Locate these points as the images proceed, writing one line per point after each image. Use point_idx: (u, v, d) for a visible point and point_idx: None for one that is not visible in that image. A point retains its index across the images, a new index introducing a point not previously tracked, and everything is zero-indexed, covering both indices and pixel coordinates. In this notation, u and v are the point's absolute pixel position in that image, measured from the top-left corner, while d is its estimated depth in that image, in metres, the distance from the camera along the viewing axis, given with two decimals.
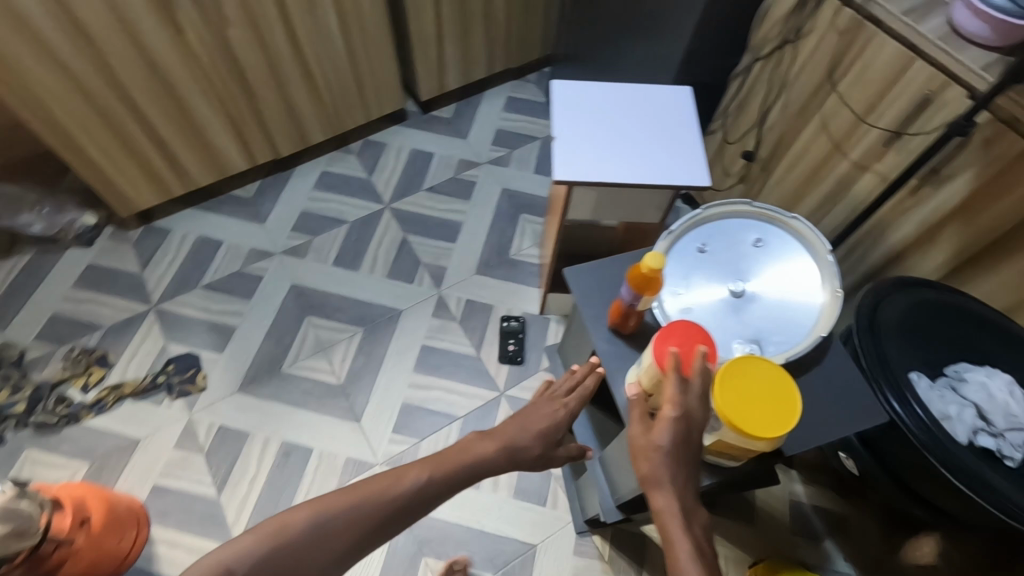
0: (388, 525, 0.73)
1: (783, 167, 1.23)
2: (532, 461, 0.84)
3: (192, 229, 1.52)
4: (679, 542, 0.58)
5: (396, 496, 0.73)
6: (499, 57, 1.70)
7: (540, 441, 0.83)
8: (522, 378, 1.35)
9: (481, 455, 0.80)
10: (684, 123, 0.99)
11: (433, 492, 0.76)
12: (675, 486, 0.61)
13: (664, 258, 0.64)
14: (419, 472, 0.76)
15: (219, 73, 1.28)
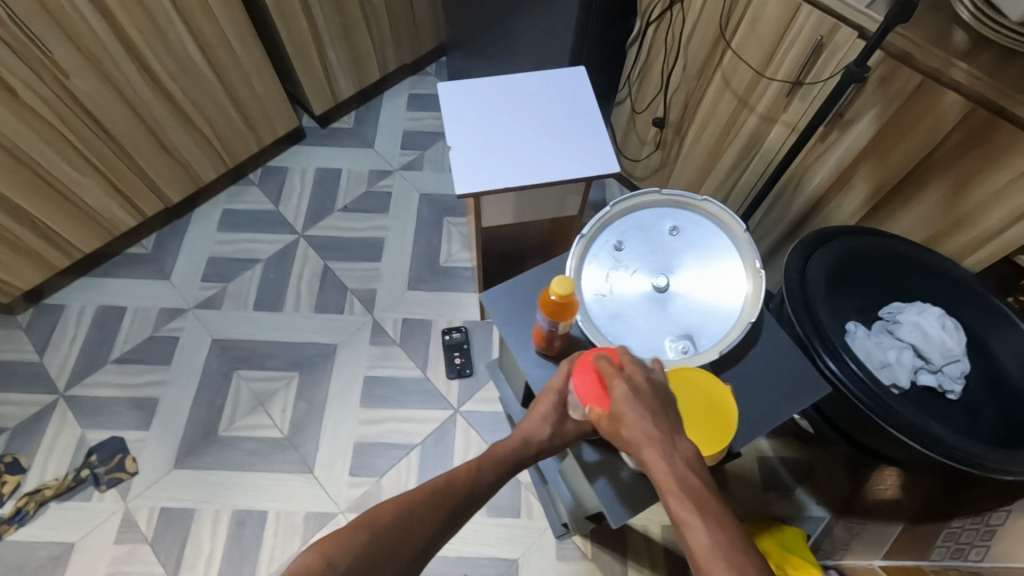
0: (452, 528, 0.61)
1: (695, 129, 1.20)
2: (553, 444, 0.66)
3: (89, 299, 1.38)
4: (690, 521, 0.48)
5: (461, 489, 0.62)
6: (391, 54, 1.60)
7: (547, 419, 0.66)
8: (475, 390, 1.30)
9: (502, 444, 0.67)
10: (585, 108, 0.93)
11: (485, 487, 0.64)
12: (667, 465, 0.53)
13: (571, 281, 0.59)
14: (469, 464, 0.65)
15: (75, 129, 1.14)
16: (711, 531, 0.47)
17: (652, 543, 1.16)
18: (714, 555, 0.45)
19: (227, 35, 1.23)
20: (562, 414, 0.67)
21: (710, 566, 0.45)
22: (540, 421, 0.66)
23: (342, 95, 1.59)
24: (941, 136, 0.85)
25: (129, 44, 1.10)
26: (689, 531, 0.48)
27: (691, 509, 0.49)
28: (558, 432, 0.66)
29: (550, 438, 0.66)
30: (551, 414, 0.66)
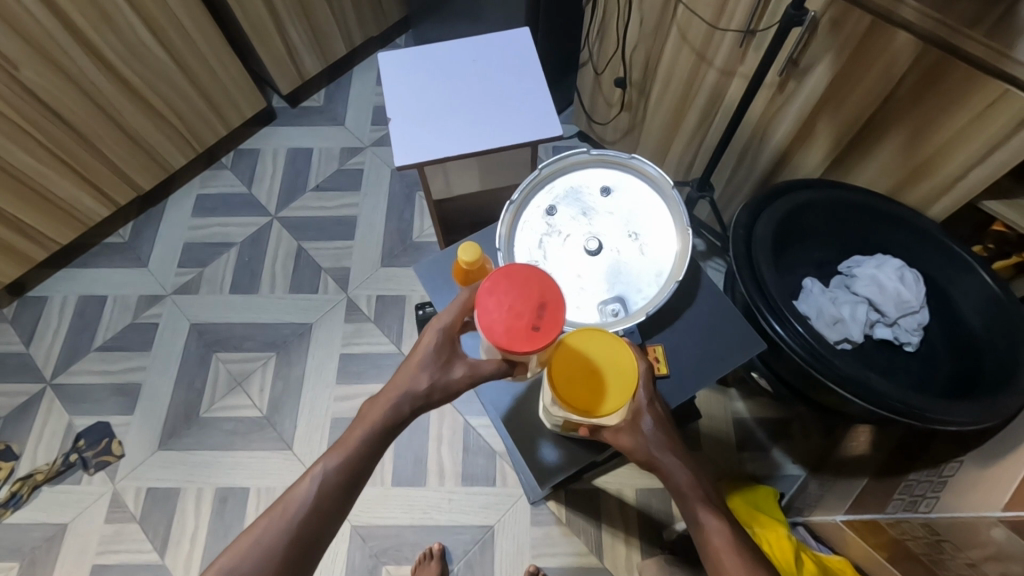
0: (327, 534, 0.54)
1: (658, 87, 1.16)
2: (437, 396, 0.59)
3: (71, 290, 1.41)
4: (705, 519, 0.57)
5: (326, 488, 0.54)
6: (354, 26, 1.57)
7: (427, 367, 0.59)
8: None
9: (374, 407, 0.58)
10: (528, 71, 0.91)
11: (355, 471, 0.56)
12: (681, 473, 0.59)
13: (477, 248, 0.62)
14: (320, 463, 0.55)
15: (30, 121, 1.14)
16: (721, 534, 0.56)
17: (626, 506, 1.17)
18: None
19: (176, 14, 1.21)
20: (445, 358, 0.59)
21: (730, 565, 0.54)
22: (414, 370, 0.59)
23: (309, 72, 1.57)
24: (895, 82, 0.82)
25: (74, 30, 1.10)
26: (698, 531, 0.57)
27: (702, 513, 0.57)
28: (440, 381, 0.59)
29: (427, 391, 0.58)
30: (430, 363, 0.59)
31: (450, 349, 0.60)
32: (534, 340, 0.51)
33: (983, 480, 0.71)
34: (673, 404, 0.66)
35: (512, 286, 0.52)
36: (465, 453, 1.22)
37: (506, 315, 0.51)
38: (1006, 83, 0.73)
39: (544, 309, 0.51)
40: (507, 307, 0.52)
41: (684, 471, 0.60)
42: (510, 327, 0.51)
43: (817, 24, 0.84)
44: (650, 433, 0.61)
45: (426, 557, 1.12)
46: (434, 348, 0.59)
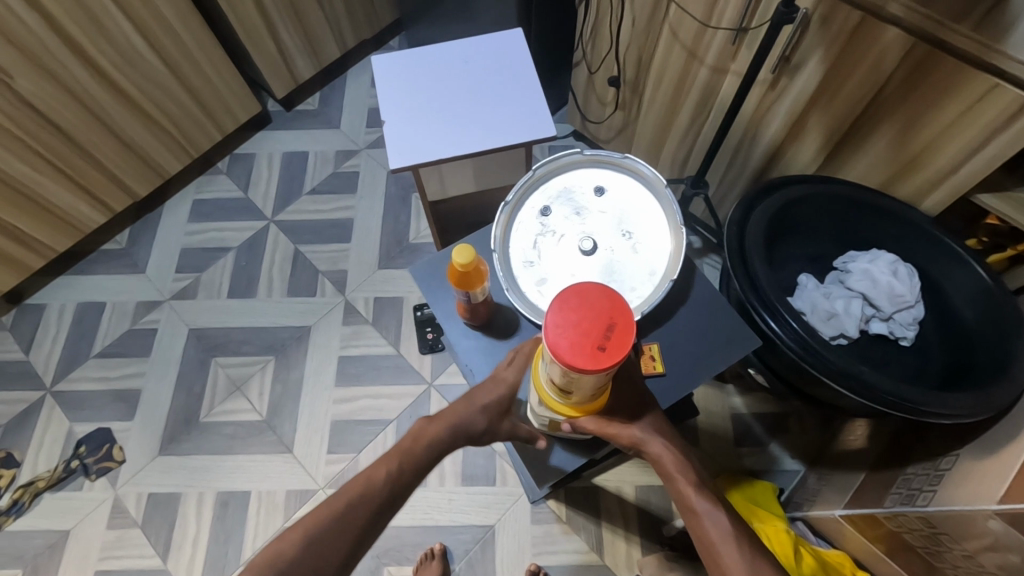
0: (385, 523, 0.58)
1: (650, 85, 1.17)
2: (488, 438, 0.66)
3: (69, 298, 1.41)
4: (695, 499, 0.57)
5: (386, 493, 0.58)
6: (347, 29, 1.57)
7: (486, 410, 0.66)
8: (447, 365, 1.31)
9: (435, 427, 0.63)
10: (520, 71, 0.91)
11: (411, 482, 0.60)
12: (669, 455, 0.60)
13: (470, 251, 0.64)
14: (391, 462, 0.59)
15: (25, 129, 1.14)
16: (710, 514, 0.55)
17: (625, 503, 1.18)
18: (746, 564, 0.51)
19: (169, 20, 1.21)
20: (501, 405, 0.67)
21: (724, 546, 0.52)
22: (477, 410, 0.66)
23: (303, 76, 1.57)
24: (884, 77, 0.82)
25: (67, 38, 1.10)
26: (692, 517, 0.56)
27: (694, 498, 0.57)
28: (495, 423, 0.66)
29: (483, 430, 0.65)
30: (491, 407, 0.66)
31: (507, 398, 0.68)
32: (599, 361, 0.46)
33: (977, 472, 0.72)
34: (667, 402, 0.67)
35: (578, 297, 0.47)
36: (464, 453, 1.23)
37: (571, 331, 0.47)
38: (995, 77, 0.73)
39: (614, 330, 0.46)
40: (572, 323, 0.47)
41: (672, 456, 0.60)
42: (574, 344, 0.47)
43: (807, 21, 0.84)
44: (641, 421, 0.62)
45: (428, 556, 1.13)
46: (498, 396, 0.67)
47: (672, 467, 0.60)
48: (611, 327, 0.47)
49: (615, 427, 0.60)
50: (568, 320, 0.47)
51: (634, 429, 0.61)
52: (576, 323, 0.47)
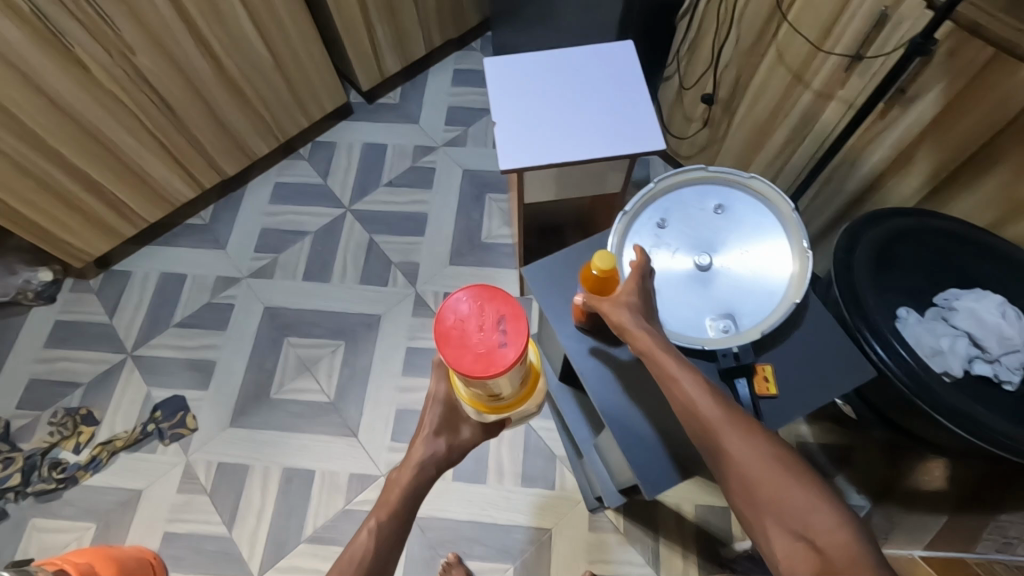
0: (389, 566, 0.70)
1: (747, 104, 1.16)
2: (450, 455, 0.79)
3: (153, 267, 1.47)
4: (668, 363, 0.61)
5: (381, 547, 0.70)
6: (435, 28, 1.61)
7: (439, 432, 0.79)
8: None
9: (401, 477, 0.77)
10: (630, 84, 0.93)
11: (395, 529, 0.72)
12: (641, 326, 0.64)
13: (610, 256, 0.66)
14: (375, 518, 0.73)
15: (139, 105, 1.19)
16: (685, 376, 0.60)
17: (683, 520, 1.17)
18: (726, 420, 0.58)
19: (278, 11, 1.25)
20: (452, 422, 0.80)
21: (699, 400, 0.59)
22: (425, 442, 0.79)
23: (388, 71, 1.61)
24: (1012, 113, 0.80)
25: (189, 22, 1.14)
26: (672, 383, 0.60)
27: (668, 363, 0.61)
28: (453, 441, 0.80)
29: (446, 449, 0.79)
30: (438, 428, 0.79)
31: (447, 417, 0.80)
32: (500, 355, 0.56)
33: None
34: (777, 423, 0.65)
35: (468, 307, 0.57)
36: (526, 453, 1.24)
37: (461, 344, 0.56)
38: None
39: (505, 320, 0.57)
40: (466, 330, 0.57)
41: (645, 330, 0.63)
42: (475, 355, 0.56)
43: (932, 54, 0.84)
44: (631, 302, 0.65)
45: (445, 571, 1.12)
46: (439, 416, 0.80)
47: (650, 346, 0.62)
48: (503, 320, 0.57)
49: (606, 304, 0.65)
50: (457, 331, 0.57)
51: (626, 313, 0.64)
52: (463, 339, 0.56)
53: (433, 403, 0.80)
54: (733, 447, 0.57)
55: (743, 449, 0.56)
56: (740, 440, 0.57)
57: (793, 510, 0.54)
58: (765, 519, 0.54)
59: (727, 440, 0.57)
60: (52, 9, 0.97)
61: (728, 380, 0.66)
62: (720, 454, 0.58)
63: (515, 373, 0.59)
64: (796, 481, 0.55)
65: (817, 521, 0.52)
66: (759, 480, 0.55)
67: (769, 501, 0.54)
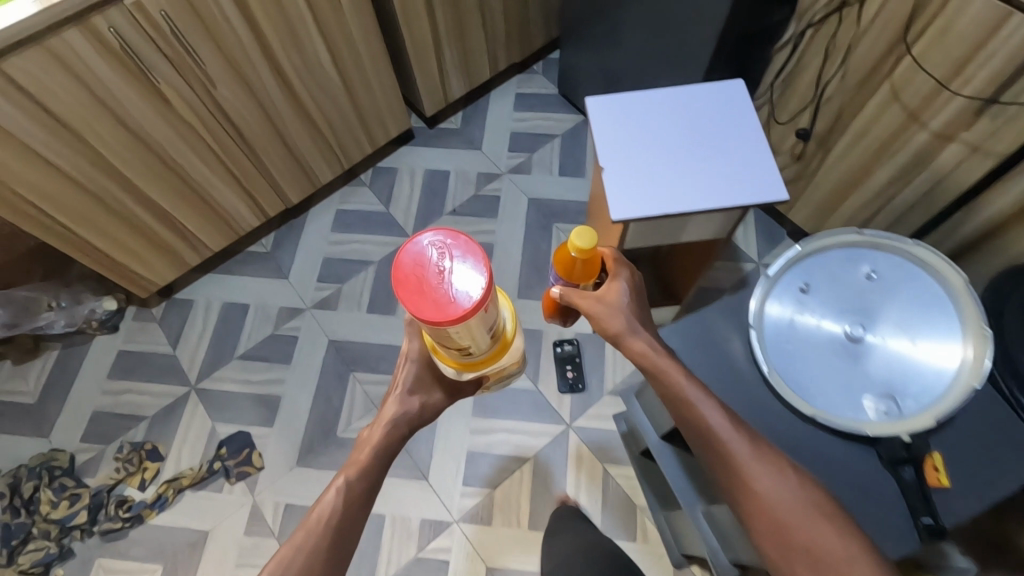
0: (357, 531, 0.62)
1: (847, 140, 1.11)
2: (426, 415, 0.70)
3: (215, 295, 1.44)
4: (686, 388, 0.64)
5: (352, 505, 0.62)
6: (500, 51, 1.57)
7: (415, 392, 0.70)
8: (587, 406, 1.28)
9: (370, 439, 0.66)
10: (747, 124, 0.87)
11: (368, 489, 0.63)
12: (641, 334, 0.70)
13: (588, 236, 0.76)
14: (342, 476, 0.63)
15: (216, 138, 1.16)
16: (704, 403, 0.64)
17: None
18: (753, 455, 0.61)
19: (355, 40, 1.22)
20: (425, 383, 0.71)
21: (724, 434, 0.62)
22: (400, 401, 0.69)
23: (452, 95, 1.58)
24: None
25: (270, 55, 1.11)
26: (692, 410, 0.63)
27: (686, 388, 0.64)
28: (427, 402, 0.71)
29: (420, 410, 0.70)
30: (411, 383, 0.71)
31: (421, 378, 0.71)
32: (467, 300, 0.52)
33: None
34: (954, 519, 0.62)
35: (417, 257, 0.53)
36: (603, 502, 1.19)
37: (421, 294, 0.52)
38: None
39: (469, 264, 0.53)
40: (427, 281, 0.52)
41: (645, 343, 0.69)
42: (439, 303, 0.51)
43: None
44: (625, 302, 0.73)
45: None
46: (416, 375, 0.71)
47: (660, 363, 0.67)
48: (465, 264, 0.53)
49: (586, 301, 0.73)
50: (413, 283, 0.52)
51: (622, 316, 0.71)
52: (424, 289, 0.52)
53: (406, 362, 0.71)
54: (758, 483, 0.60)
55: (773, 487, 0.59)
56: (771, 481, 0.60)
57: (827, 553, 0.55)
58: (794, 560, 0.56)
59: (755, 477, 0.60)
60: (141, 46, 0.94)
61: (893, 467, 0.64)
62: (741, 487, 0.60)
63: (481, 320, 0.55)
64: (828, 523, 0.57)
65: (847, 560, 0.55)
66: (788, 518, 0.58)
67: (800, 543, 0.57)
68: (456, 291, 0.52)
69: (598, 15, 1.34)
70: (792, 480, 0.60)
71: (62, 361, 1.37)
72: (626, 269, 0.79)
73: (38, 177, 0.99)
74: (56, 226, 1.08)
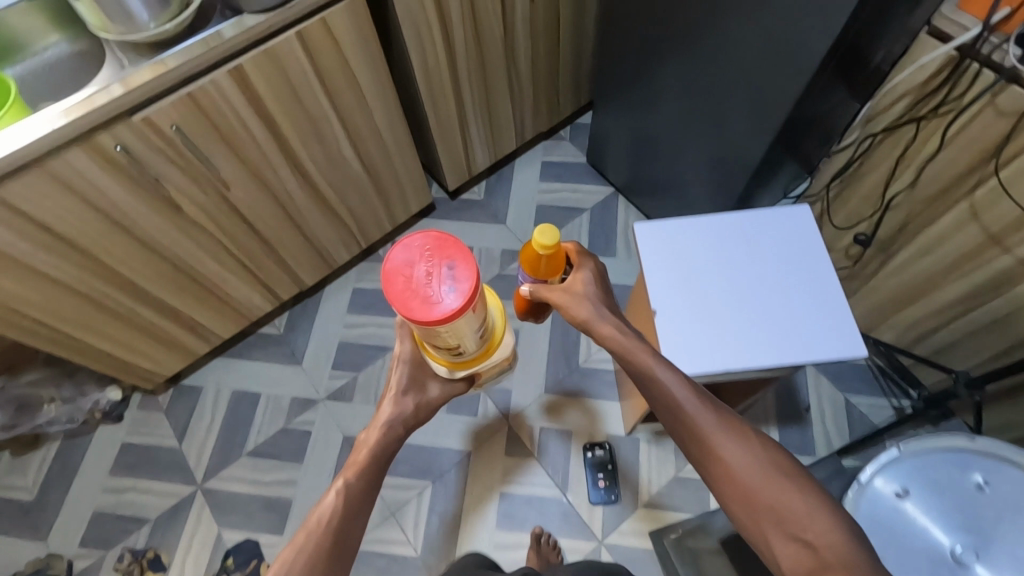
0: (356, 535, 0.58)
1: (913, 250, 1.01)
2: (422, 416, 0.69)
3: (224, 382, 1.36)
4: (653, 370, 0.62)
5: (348, 504, 0.58)
6: (528, 122, 1.49)
7: (410, 393, 0.69)
8: (619, 474, 1.22)
9: (368, 438, 0.64)
10: (814, 263, 0.80)
11: (363, 491, 0.60)
12: (602, 315, 0.67)
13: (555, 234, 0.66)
14: (340, 477, 0.60)
15: (228, 234, 1.09)
16: (663, 371, 0.61)
17: None
18: (717, 423, 0.57)
19: (377, 127, 1.15)
20: (419, 379, 0.70)
21: (683, 396, 0.59)
22: (395, 400, 0.68)
23: (476, 167, 1.50)
24: None
25: (288, 152, 1.03)
26: (650, 380, 0.61)
27: (647, 359, 0.63)
28: (422, 401, 0.69)
29: (416, 409, 0.68)
30: (405, 385, 0.69)
31: (415, 376, 0.70)
32: (456, 300, 0.54)
33: None
34: None
35: (408, 254, 0.55)
36: None
37: (411, 289, 0.54)
38: None
39: (456, 265, 0.55)
40: (414, 280, 0.54)
41: (609, 321, 0.67)
42: (425, 300, 0.54)
43: None
44: (588, 287, 0.71)
45: None
46: (408, 375, 0.70)
47: (627, 347, 0.65)
48: (451, 266, 0.55)
49: (558, 293, 0.70)
50: (405, 281, 0.54)
51: (587, 301, 0.68)
52: (412, 290, 0.54)
53: (398, 361, 0.71)
54: (725, 450, 0.55)
55: (731, 449, 0.55)
56: (737, 445, 0.55)
57: (792, 515, 0.51)
58: (763, 522, 0.52)
59: (721, 443, 0.56)
60: (149, 158, 0.87)
61: None
62: (711, 461, 0.56)
63: (471, 319, 0.57)
64: (799, 491, 0.52)
65: (817, 526, 0.50)
66: (759, 486, 0.53)
67: (766, 507, 0.52)
68: (445, 292, 0.54)
69: (636, 94, 1.26)
70: (754, 438, 0.56)
71: (63, 454, 1.30)
72: (592, 261, 0.75)
73: (36, 292, 0.92)
74: (56, 334, 1.01)
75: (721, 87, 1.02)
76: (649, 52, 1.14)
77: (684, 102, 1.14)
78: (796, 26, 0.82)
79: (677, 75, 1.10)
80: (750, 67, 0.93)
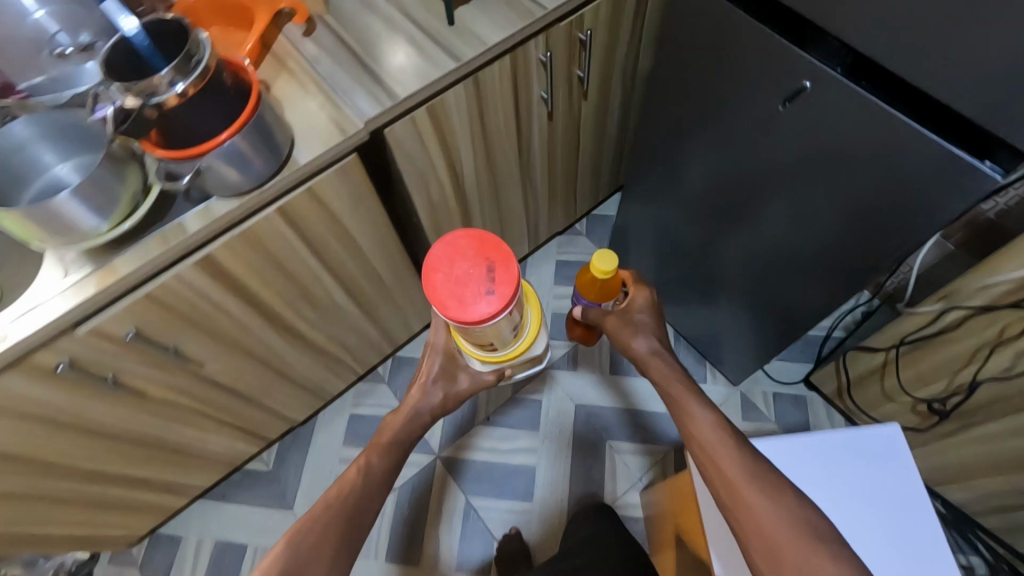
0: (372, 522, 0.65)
1: (998, 431, 0.87)
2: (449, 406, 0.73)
3: (206, 530, 1.22)
4: (689, 405, 0.65)
5: (361, 491, 0.65)
6: (542, 226, 1.35)
7: (438, 382, 0.73)
8: None
9: (390, 424, 0.71)
10: (908, 505, 0.75)
11: (382, 471, 0.67)
12: (648, 342, 0.73)
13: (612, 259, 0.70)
14: (364, 457, 0.67)
15: (204, 402, 0.95)
16: (701, 411, 0.65)
17: None
18: (746, 476, 0.59)
19: (376, 270, 1.00)
20: (449, 372, 0.73)
21: (711, 438, 0.62)
22: (427, 388, 0.73)
23: None
24: None
25: (272, 317, 0.89)
26: (688, 418, 0.65)
27: (688, 397, 0.66)
28: (451, 392, 0.73)
29: (444, 399, 0.72)
30: (433, 374, 0.73)
31: (446, 366, 0.73)
32: (493, 299, 0.56)
33: None
34: None
35: (449, 253, 0.57)
36: None
37: (451, 285, 0.56)
38: None
39: (495, 264, 0.57)
40: (453, 276, 0.56)
41: (651, 350, 0.72)
42: (462, 294, 0.56)
43: None
44: (643, 319, 0.75)
45: None
46: (437, 365, 0.73)
47: (669, 384, 0.69)
48: (492, 264, 0.57)
49: (613, 319, 0.75)
50: (446, 278, 0.57)
51: (640, 333, 0.73)
52: (452, 287, 0.56)
53: (431, 350, 0.74)
54: (753, 499, 0.58)
55: (763, 503, 0.57)
56: (766, 502, 0.57)
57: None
58: None
59: (750, 494, 0.58)
60: (100, 363, 0.72)
61: None
62: (742, 515, 0.58)
63: (507, 320, 0.59)
64: (826, 550, 0.54)
65: None
66: (782, 541, 0.55)
67: (793, 567, 0.54)
68: (483, 293, 0.56)
69: (669, 215, 1.11)
70: (782, 491, 0.58)
71: None
72: (648, 286, 0.78)
73: None
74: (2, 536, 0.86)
75: (771, 224, 0.88)
76: (683, 178, 1.01)
77: (728, 236, 0.98)
78: (873, 180, 0.69)
79: (718, 207, 0.96)
80: (813, 211, 0.80)
